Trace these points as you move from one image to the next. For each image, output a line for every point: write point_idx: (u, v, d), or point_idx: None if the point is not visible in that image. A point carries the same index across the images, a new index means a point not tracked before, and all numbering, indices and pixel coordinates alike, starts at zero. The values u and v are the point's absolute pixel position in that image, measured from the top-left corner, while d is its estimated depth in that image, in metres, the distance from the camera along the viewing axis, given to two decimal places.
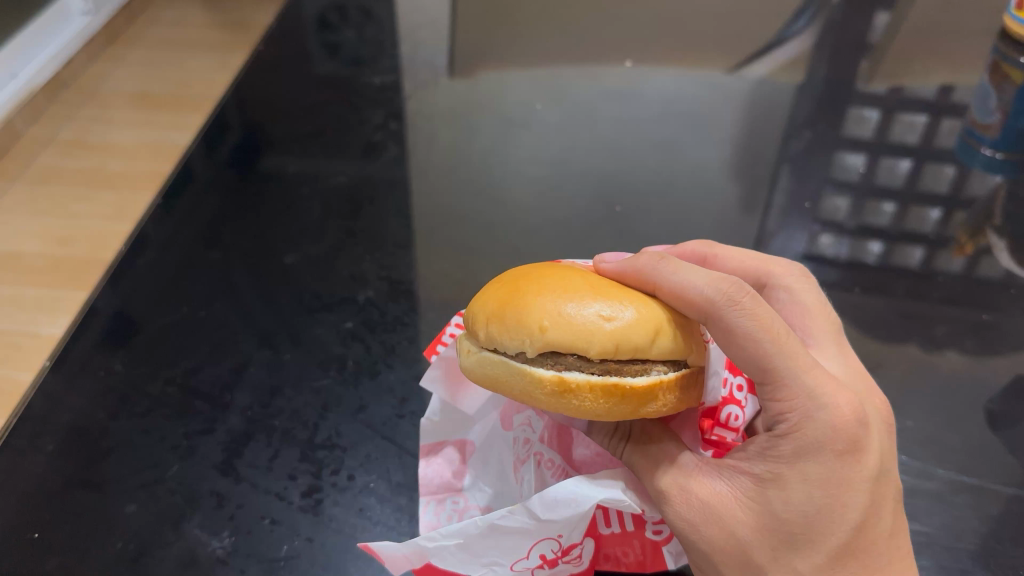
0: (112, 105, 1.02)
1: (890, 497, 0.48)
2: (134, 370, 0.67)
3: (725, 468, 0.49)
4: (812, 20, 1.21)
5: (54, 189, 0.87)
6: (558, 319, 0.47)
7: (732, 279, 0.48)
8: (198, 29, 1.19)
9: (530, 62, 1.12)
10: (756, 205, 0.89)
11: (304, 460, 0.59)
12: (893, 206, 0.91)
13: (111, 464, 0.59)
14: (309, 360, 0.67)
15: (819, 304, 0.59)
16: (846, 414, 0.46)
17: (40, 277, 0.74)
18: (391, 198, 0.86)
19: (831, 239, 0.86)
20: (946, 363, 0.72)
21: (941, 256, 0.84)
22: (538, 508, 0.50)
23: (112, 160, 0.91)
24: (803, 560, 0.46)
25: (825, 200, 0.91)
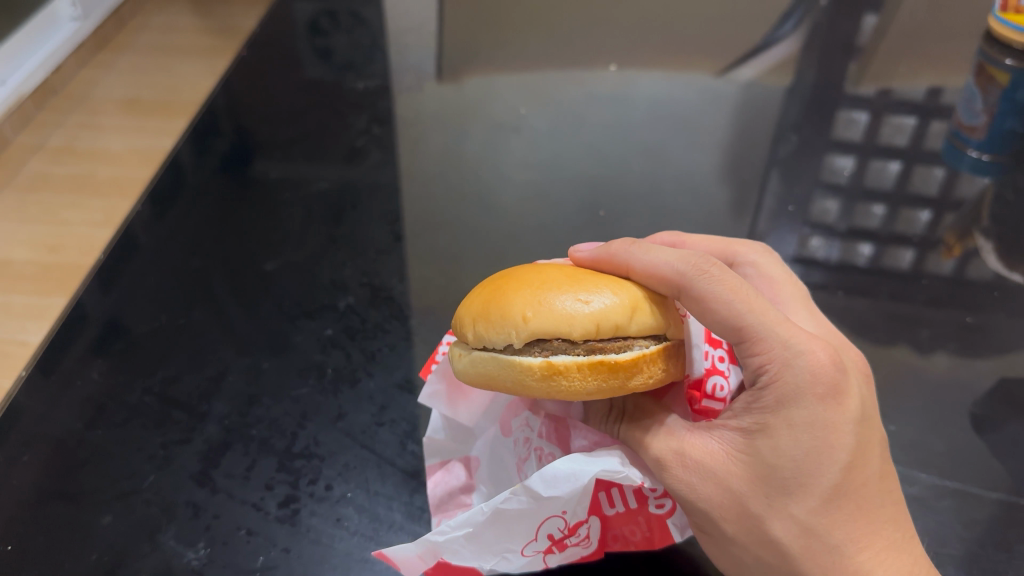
0: (102, 111, 1.02)
1: (875, 439, 0.48)
2: (112, 379, 0.66)
3: (714, 428, 0.49)
4: (800, 23, 1.21)
5: (42, 197, 0.87)
6: (541, 309, 0.48)
7: (696, 254, 0.50)
8: (187, 35, 1.19)
9: (518, 66, 1.12)
10: (747, 208, 0.89)
11: (282, 470, 0.59)
12: (882, 208, 0.91)
13: (86, 475, 0.59)
14: (289, 368, 0.67)
15: (784, 277, 0.62)
16: (821, 358, 0.46)
17: (28, 287, 0.74)
18: (374, 204, 0.86)
19: (821, 242, 0.86)
20: (933, 367, 0.72)
21: (930, 258, 0.84)
22: (538, 486, 0.49)
23: (101, 167, 0.91)
24: (798, 504, 0.45)
25: (814, 202, 0.91)
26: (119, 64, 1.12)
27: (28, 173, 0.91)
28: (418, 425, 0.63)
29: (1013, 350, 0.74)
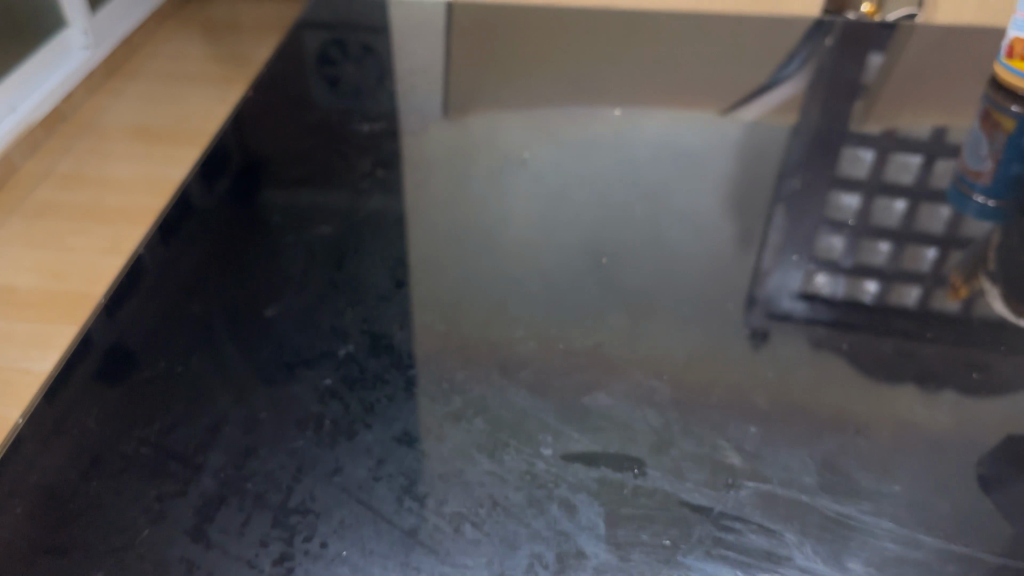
0: (109, 138, 1.15)
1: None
2: (108, 428, 0.66)
3: None
4: (805, 63, 1.21)
5: (47, 226, 0.98)
6: None
7: None
8: None
9: (523, 104, 1.12)
10: (752, 242, 0.90)
11: (276, 526, 0.58)
12: (888, 245, 0.90)
13: (79, 529, 0.59)
14: (287, 419, 0.66)
15: None
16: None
17: (31, 314, 0.85)
18: (376, 248, 0.85)
19: (826, 278, 0.85)
20: (936, 421, 0.69)
21: (936, 297, 0.83)
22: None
23: (107, 195, 1.02)
24: None
25: (821, 239, 0.91)
26: (128, 93, 1.27)
27: (35, 199, 1.03)
28: (417, 479, 0.62)
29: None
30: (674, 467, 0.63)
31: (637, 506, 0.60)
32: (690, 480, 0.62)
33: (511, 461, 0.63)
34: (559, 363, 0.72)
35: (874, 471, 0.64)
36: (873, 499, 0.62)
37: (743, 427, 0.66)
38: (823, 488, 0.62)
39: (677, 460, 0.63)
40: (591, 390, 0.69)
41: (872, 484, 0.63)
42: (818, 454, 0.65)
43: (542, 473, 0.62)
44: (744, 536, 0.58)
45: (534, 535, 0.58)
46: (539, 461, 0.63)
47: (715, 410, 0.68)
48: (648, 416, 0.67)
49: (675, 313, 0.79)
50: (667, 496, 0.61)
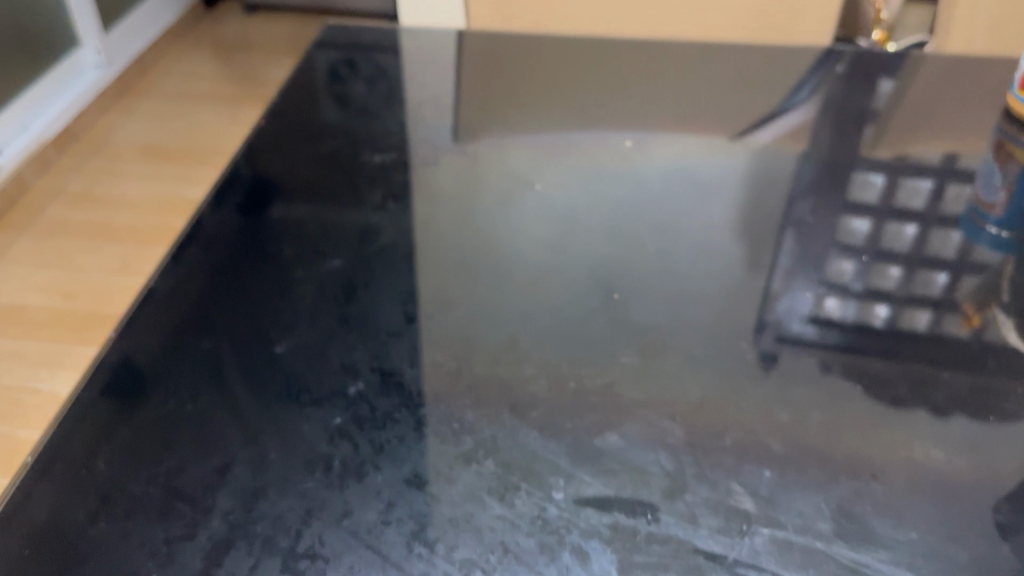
0: None
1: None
2: (117, 467, 0.66)
3: None
4: (816, 90, 1.21)
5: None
6: None
7: None
8: None
9: (533, 130, 1.12)
10: (761, 266, 0.90)
11: (285, 572, 0.58)
12: (898, 270, 0.89)
13: (86, 573, 0.59)
14: (296, 459, 0.66)
15: None
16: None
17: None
18: (387, 283, 0.85)
19: (836, 301, 0.85)
20: (953, 467, 0.68)
21: (947, 321, 0.82)
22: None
23: None
24: None
25: (832, 263, 0.90)
26: None
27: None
28: (427, 524, 0.61)
29: None
30: (687, 512, 0.62)
31: (649, 554, 0.59)
32: (704, 526, 0.61)
33: (521, 505, 0.62)
34: (571, 402, 0.71)
35: (890, 517, 0.63)
36: (889, 547, 0.61)
37: (757, 470, 0.66)
38: (838, 535, 0.61)
39: (691, 505, 0.63)
40: (603, 430, 0.68)
41: (888, 531, 0.62)
42: (833, 498, 0.64)
43: (553, 518, 0.61)
44: None
45: None
46: (551, 505, 0.62)
47: (729, 452, 0.67)
48: (661, 459, 0.66)
49: (686, 350, 0.78)
50: (681, 543, 0.60)
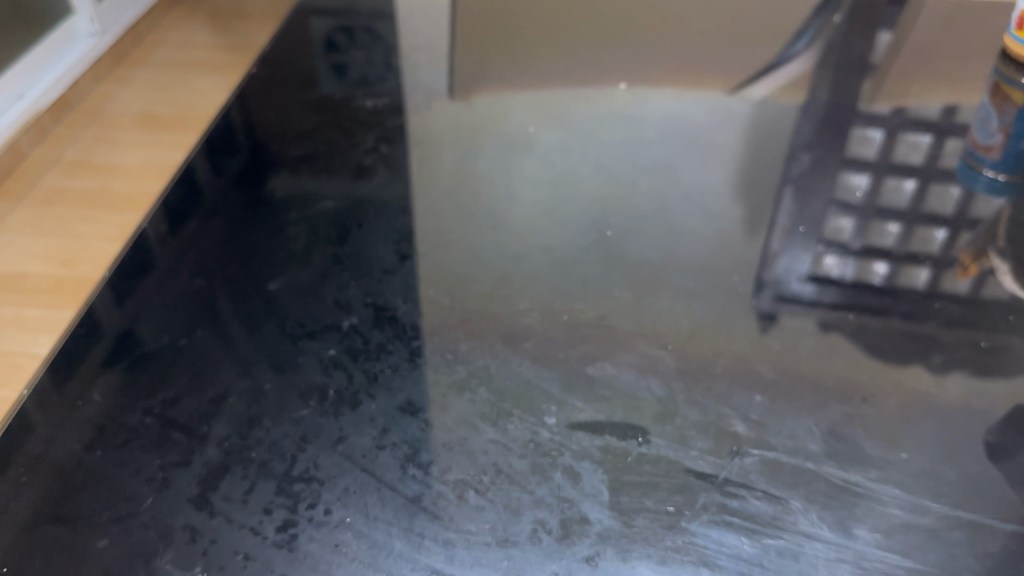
0: (118, 126, 1.04)
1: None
2: (112, 399, 0.67)
3: None
4: (814, 41, 1.20)
5: (57, 211, 0.89)
6: None
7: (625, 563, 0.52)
8: (204, 49, 1.19)
9: (530, 84, 1.12)
10: (760, 226, 0.88)
11: (281, 494, 0.59)
12: (897, 226, 0.89)
13: (83, 498, 0.60)
14: (291, 390, 0.67)
15: None
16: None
17: (42, 299, 0.77)
18: (380, 222, 0.86)
19: (835, 259, 0.84)
20: (946, 394, 0.69)
21: (945, 276, 0.82)
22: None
23: (117, 180, 0.93)
24: None
25: (830, 219, 0.90)
26: (136, 80, 1.13)
27: (42, 186, 0.93)
28: (421, 448, 0.62)
29: None
30: (678, 435, 0.63)
31: (641, 473, 0.60)
32: (695, 448, 0.62)
33: (515, 431, 0.63)
34: (564, 336, 0.71)
35: (881, 440, 0.63)
36: (879, 467, 0.61)
37: (748, 395, 0.66)
38: (829, 456, 0.62)
39: (682, 429, 0.63)
40: (595, 360, 0.69)
41: (879, 453, 0.62)
42: (824, 423, 0.64)
43: (545, 441, 0.62)
44: (748, 502, 0.58)
45: (537, 502, 0.58)
46: (543, 429, 0.63)
47: (722, 381, 0.68)
48: (652, 386, 0.67)
49: (679, 286, 0.79)
50: (671, 464, 0.61)
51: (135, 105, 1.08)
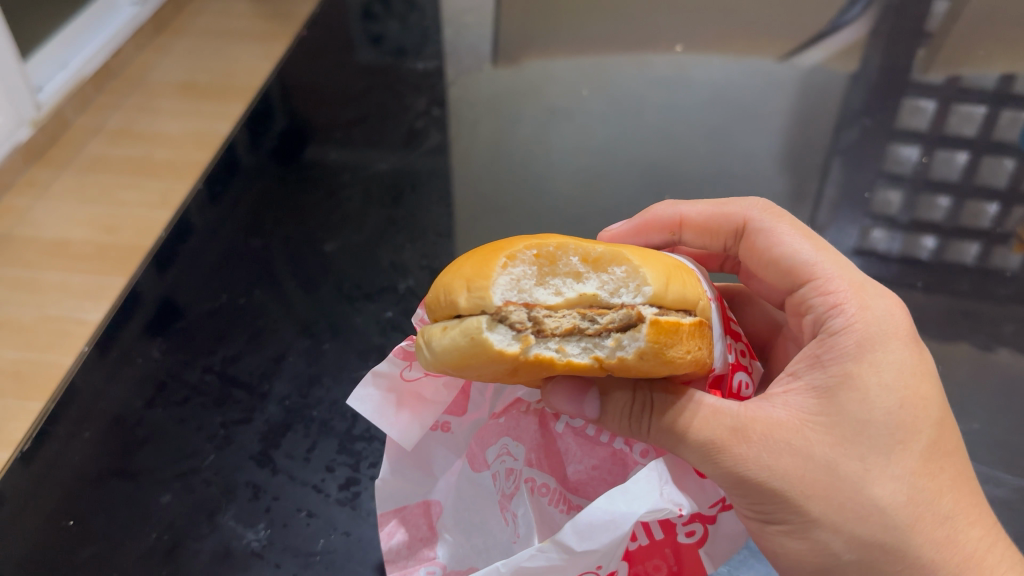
0: (159, 94, 1.02)
1: (968, 503, 0.46)
2: (172, 357, 0.70)
3: (774, 399, 0.48)
4: (868, 6, 1.16)
5: (101, 178, 0.89)
6: (619, 257, 0.44)
7: (802, 264, 0.54)
8: (244, 18, 1.16)
9: (575, 49, 1.09)
10: (807, 198, 0.88)
11: (342, 452, 0.64)
12: (948, 200, 0.89)
13: (146, 454, 0.63)
14: (349, 350, 0.72)
15: (881, 312, 0.50)
16: (899, 319, 0.50)
17: (88, 265, 0.77)
18: (433, 187, 0.88)
19: (883, 234, 0.85)
20: (1003, 364, 0.73)
21: (997, 254, 0.83)
22: (572, 539, 0.46)
23: (160, 149, 0.92)
24: (899, 463, 0.45)
25: (879, 193, 0.90)
26: (177, 49, 1.10)
27: (87, 155, 0.93)
28: None
29: None
30: None
31: None
32: None
33: None
34: None
35: None
36: None
37: None
38: None
39: None
40: None
41: None
42: None
43: None
44: None
45: None
46: None
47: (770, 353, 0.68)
48: None
49: None
50: None
51: (177, 74, 1.06)
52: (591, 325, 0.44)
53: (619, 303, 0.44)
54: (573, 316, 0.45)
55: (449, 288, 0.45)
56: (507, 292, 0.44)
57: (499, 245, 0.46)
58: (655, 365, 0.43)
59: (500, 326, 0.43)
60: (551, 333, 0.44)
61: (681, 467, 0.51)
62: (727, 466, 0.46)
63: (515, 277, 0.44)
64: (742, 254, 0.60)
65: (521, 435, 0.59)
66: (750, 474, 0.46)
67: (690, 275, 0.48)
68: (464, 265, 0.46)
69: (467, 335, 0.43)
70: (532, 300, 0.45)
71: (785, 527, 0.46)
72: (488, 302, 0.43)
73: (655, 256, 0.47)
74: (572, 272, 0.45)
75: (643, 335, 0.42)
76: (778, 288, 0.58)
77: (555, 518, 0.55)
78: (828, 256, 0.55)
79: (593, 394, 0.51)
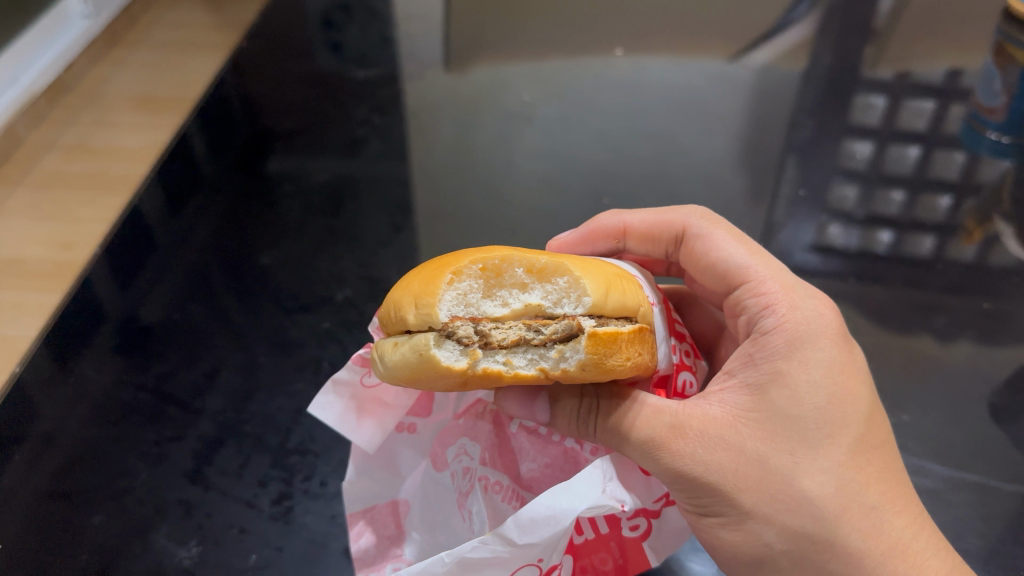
0: (114, 109, 0.98)
1: (896, 494, 0.46)
2: (106, 376, 0.69)
3: (710, 398, 0.48)
4: (814, 5, 1.17)
5: (58, 196, 0.84)
6: (562, 267, 0.45)
7: (735, 270, 0.54)
8: (202, 30, 1.12)
9: (526, 55, 1.10)
10: (763, 195, 0.89)
11: (276, 467, 0.63)
12: (902, 193, 0.90)
13: (77, 475, 0.62)
14: (285, 363, 0.71)
15: (812, 312, 0.50)
16: (829, 319, 0.50)
17: (45, 286, 0.73)
18: (374, 195, 0.88)
19: (840, 229, 0.87)
20: (954, 355, 0.74)
21: (952, 246, 0.85)
22: (513, 533, 0.45)
23: (116, 163, 0.88)
24: (829, 455, 0.45)
25: (833, 189, 0.91)
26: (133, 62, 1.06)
27: (39, 171, 0.88)
28: None
29: None
30: None
31: None
32: None
33: None
34: None
35: None
36: None
37: None
38: None
39: None
40: None
41: None
42: None
43: None
44: None
45: None
46: None
47: None
48: None
49: None
50: None
51: (133, 89, 1.01)
52: (535, 336, 0.44)
53: (562, 313, 0.45)
54: (519, 327, 0.44)
55: (399, 305, 0.45)
56: (454, 307, 0.44)
57: (447, 260, 0.46)
58: (596, 375, 0.43)
59: (448, 342, 0.43)
60: (499, 344, 0.44)
61: (627, 465, 0.50)
62: (666, 462, 0.46)
63: (461, 292, 0.44)
64: (683, 260, 0.60)
65: (477, 435, 0.58)
66: (686, 469, 0.45)
67: (631, 283, 0.48)
68: (413, 281, 0.46)
69: (416, 352, 0.43)
70: (479, 313, 0.45)
71: (721, 519, 0.46)
72: (435, 319, 0.43)
73: (596, 265, 0.47)
74: (517, 283, 0.45)
75: (582, 347, 0.43)
76: (715, 293, 0.58)
77: (507, 514, 0.54)
78: (761, 260, 0.55)
79: (543, 398, 0.51)
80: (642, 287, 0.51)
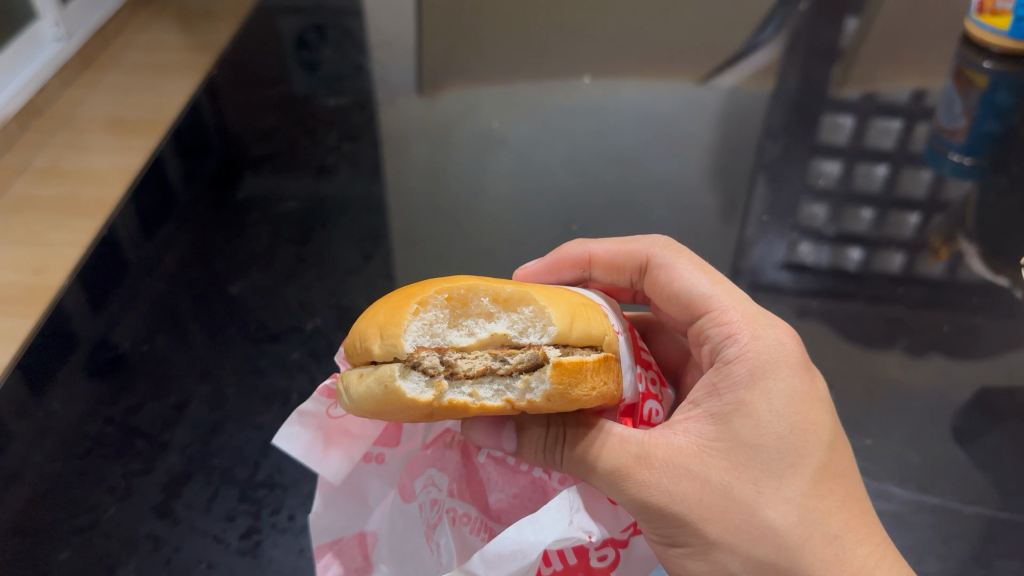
0: (87, 131, 0.97)
1: (858, 522, 0.47)
2: (72, 409, 0.68)
3: (676, 428, 0.49)
4: (780, 28, 1.19)
5: (27, 220, 0.83)
6: (527, 296, 0.45)
7: (698, 299, 0.55)
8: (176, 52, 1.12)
9: (497, 79, 1.11)
10: (735, 215, 0.91)
11: (244, 501, 0.64)
12: (871, 211, 0.92)
13: (43, 511, 0.61)
14: (253, 395, 0.71)
15: (774, 342, 0.51)
16: (790, 348, 0.51)
17: (17, 315, 0.73)
18: (344, 222, 0.89)
19: (810, 247, 0.88)
20: (919, 374, 0.76)
21: (919, 262, 0.86)
22: (479, 568, 0.45)
23: (87, 187, 0.87)
24: (792, 484, 0.46)
25: (803, 208, 0.92)
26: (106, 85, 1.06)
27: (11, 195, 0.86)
28: None
29: (994, 355, 0.77)
30: None
31: None
32: None
33: None
34: None
35: None
36: None
37: None
38: None
39: None
40: None
41: None
42: None
43: None
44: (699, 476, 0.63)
45: None
46: None
47: None
48: None
49: None
50: None
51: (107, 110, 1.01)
52: (501, 365, 0.44)
53: (527, 342, 0.45)
54: (485, 357, 0.45)
55: (364, 335, 0.45)
56: (420, 337, 0.45)
57: (414, 290, 0.46)
58: (562, 405, 0.44)
59: (413, 372, 0.43)
60: (464, 374, 0.44)
61: (594, 494, 0.50)
62: (632, 492, 0.46)
63: (427, 322, 0.45)
64: (647, 289, 0.61)
65: (445, 466, 0.59)
66: (652, 499, 0.46)
67: (597, 312, 0.49)
68: (378, 312, 0.46)
69: (381, 383, 0.43)
70: (445, 343, 0.45)
71: (687, 549, 0.46)
72: (399, 349, 0.43)
73: (561, 294, 0.48)
74: (483, 312, 0.46)
75: (548, 376, 0.43)
76: (679, 321, 0.59)
77: (475, 545, 0.55)
78: (723, 289, 0.56)
79: (510, 428, 0.52)
80: (607, 317, 0.51)
